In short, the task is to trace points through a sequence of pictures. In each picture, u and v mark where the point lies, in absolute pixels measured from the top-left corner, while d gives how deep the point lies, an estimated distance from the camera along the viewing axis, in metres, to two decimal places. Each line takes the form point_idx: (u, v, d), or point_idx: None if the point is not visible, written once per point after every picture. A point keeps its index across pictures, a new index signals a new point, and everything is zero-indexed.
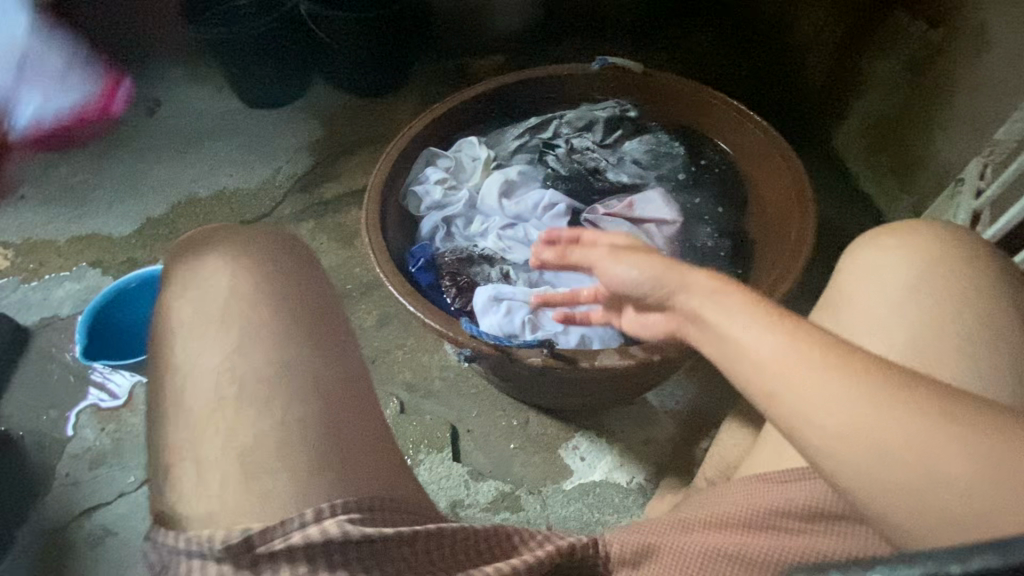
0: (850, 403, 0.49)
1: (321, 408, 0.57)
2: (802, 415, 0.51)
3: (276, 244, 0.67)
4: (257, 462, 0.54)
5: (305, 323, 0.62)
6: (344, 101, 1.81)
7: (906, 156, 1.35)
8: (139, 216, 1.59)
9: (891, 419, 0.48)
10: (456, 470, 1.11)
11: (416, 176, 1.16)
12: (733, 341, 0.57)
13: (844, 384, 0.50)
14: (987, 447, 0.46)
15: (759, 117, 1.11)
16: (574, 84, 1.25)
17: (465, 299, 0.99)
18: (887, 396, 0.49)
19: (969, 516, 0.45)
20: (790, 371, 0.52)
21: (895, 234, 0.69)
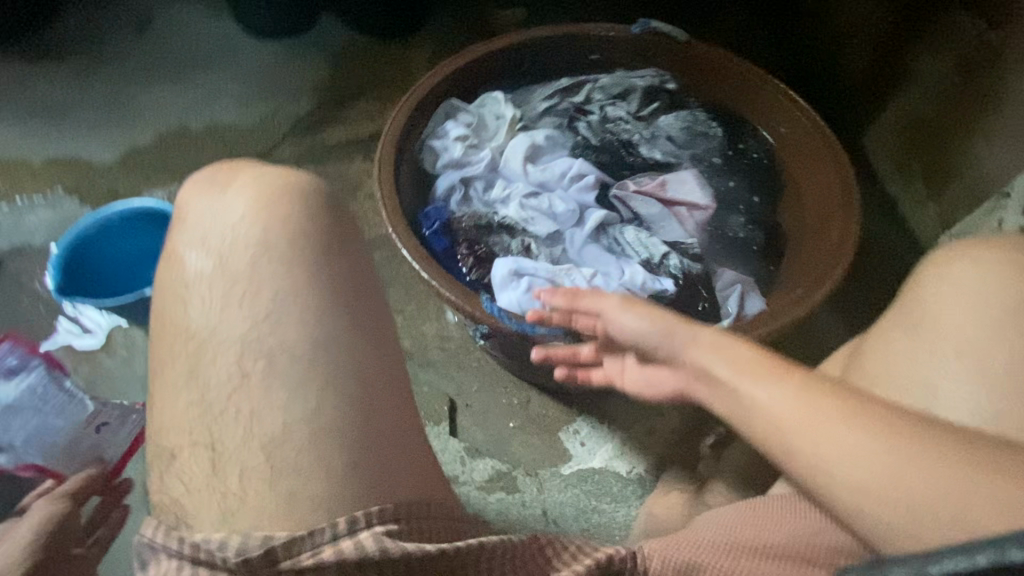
0: (862, 449, 0.51)
1: (359, 396, 0.52)
2: (823, 463, 0.52)
3: (306, 190, 0.59)
4: (285, 458, 0.50)
5: (343, 293, 0.56)
6: (354, 39, 1.67)
7: (941, 161, 1.28)
8: (123, 144, 1.47)
9: (914, 462, 0.49)
10: (452, 445, 1.07)
11: (434, 129, 1.07)
12: (744, 396, 0.57)
13: (861, 430, 0.51)
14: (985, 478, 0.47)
15: (807, 105, 1.04)
16: (611, 47, 1.16)
17: (482, 270, 0.92)
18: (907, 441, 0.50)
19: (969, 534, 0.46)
20: (795, 421, 0.54)
21: (983, 251, 0.67)
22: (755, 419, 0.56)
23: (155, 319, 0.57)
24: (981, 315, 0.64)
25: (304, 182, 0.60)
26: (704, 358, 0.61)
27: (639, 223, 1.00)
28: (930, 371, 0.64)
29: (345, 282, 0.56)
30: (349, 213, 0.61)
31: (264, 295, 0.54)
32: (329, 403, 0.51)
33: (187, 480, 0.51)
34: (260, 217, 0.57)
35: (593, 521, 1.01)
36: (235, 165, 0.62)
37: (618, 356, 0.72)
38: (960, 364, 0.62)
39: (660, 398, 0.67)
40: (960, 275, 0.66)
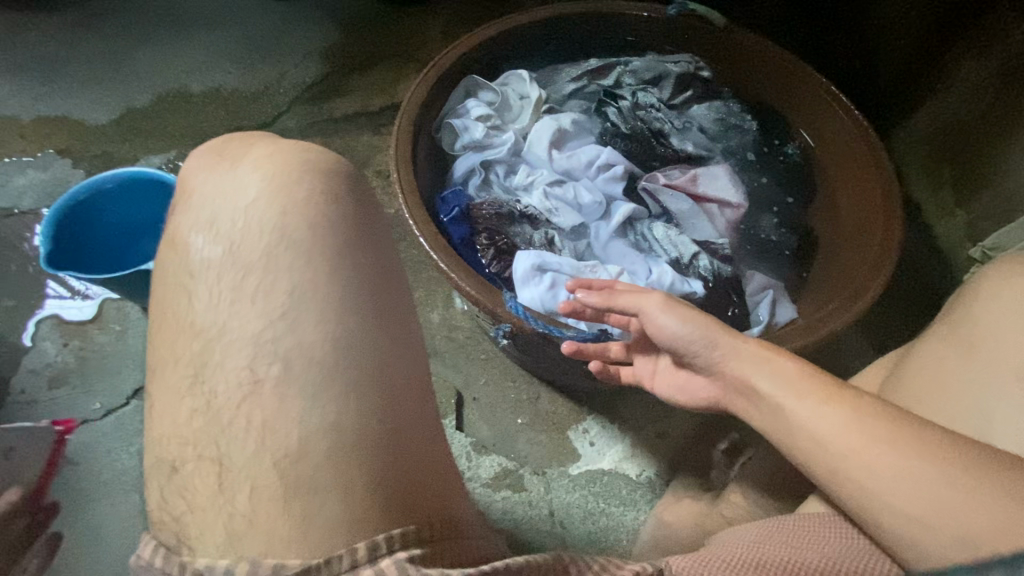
0: (914, 475, 0.50)
1: (383, 406, 0.48)
2: (878, 474, 0.51)
3: (326, 171, 0.54)
4: (299, 477, 0.46)
5: (366, 289, 0.51)
6: (366, 5, 1.58)
7: (975, 169, 1.24)
8: (119, 105, 1.39)
9: (975, 478, 0.48)
10: (457, 440, 1.03)
11: (454, 107, 1.01)
12: (790, 415, 0.57)
13: (909, 458, 0.50)
14: None
15: (850, 101, 0.98)
16: (644, 28, 1.09)
17: (502, 263, 0.87)
18: (954, 474, 0.49)
19: None
20: (842, 441, 0.53)
21: None
22: (801, 438, 0.56)
23: (158, 308, 0.53)
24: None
25: (324, 162, 0.55)
26: (746, 372, 0.61)
27: (668, 218, 0.95)
28: (991, 400, 0.60)
29: (370, 278, 0.51)
30: (371, 198, 0.56)
31: (279, 290, 0.50)
32: (350, 414, 0.47)
33: (191, 499, 0.47)
34: (275, 201, 0.52)
35: (601, 524, 0.98)
36: (247, 140, 0.57)
37: (651, 357, 0.72)
38: (1018, 383, 0.59)
39: (702, 392, 0.67)
40: (1007, 293, 0.63)
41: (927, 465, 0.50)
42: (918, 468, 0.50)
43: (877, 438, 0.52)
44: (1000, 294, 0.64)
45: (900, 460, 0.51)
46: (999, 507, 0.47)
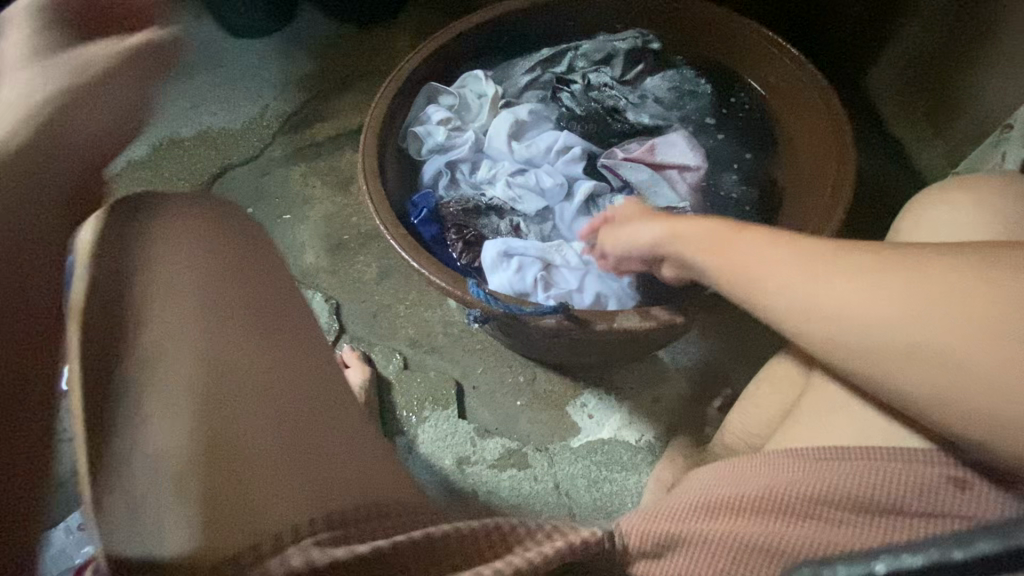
0: (842, 288, 0.51)
1: (283, 404, 0.58)
2: (806, 295, 0.53)
3: (210, 225, 0.64)
4: (203, 472, 0.51)
5: (239, 310, 0.61)
6: (336, 30, 1.66)
7: (944, 100, 1.23)
8: (120, 158, 1.50)
9: (898, 274, 0.49)
10: (461, 427, 1.08)
11: (417, 115, 1.07)
12: (724, 261, 0.61)
13: (830, 271, 0.52)
14: (976, 284, 0.46)
15: (797, 52, 0.99)
16: (593, 11, 1.14)
17: (472, 254, 0.93)
18: (908, 282, 0.48)
19: (968, 349, 0.45)
20: (769, 274, 0.56)
21: (963, 189, 0.61)
22: (737, 284, 0.60)
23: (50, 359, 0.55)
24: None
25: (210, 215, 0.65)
26: (686, 237, 0.66)
27: (630, 190, 0.99)
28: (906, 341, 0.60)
29: (261, 307, 0.63)
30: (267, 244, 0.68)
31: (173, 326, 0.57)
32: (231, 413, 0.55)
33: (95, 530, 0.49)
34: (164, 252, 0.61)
35: (605, 490, 1.02)
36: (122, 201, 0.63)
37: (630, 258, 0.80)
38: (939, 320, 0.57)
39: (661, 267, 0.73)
40: (924, 225, 0.62)
41: (848, 279, 0.51)
42: (840, 282, 0.51)
43: (798, 268, 0.54)
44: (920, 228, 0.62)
45: (826, 280, 0.52)
46: (924, 290, 0.47)
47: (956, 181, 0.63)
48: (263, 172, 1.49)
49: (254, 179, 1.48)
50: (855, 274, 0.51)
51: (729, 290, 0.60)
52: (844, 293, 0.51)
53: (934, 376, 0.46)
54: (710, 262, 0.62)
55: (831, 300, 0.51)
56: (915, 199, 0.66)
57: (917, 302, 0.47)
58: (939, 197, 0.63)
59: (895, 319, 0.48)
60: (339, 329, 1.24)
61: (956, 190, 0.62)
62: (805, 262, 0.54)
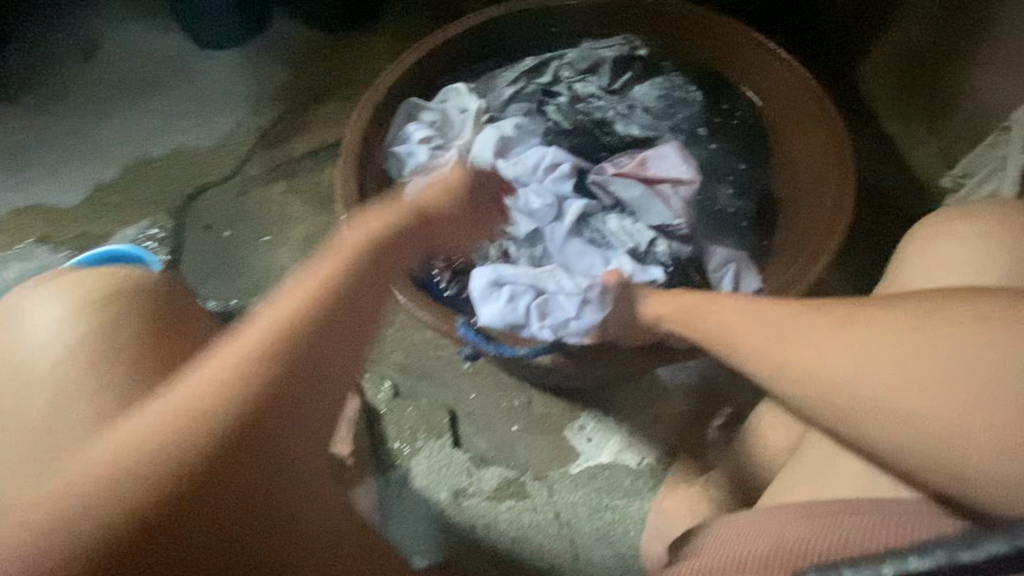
0: (846, 351, 0.47)
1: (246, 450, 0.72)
2: (811, 359, 0.48)
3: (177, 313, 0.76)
4: None
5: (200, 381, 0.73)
6: (311, 38, 1.59)
7: (937, 97, 1.19)
8: (88, 182, 1.43)
9: (904, 335, 0.45)
10: (457, 458, 1.05)
11: (397, 133, 1.02)
12: (716, 324, 0.56)
13: (829, 333, 0.48)
14: (984, 345, 0.43)
15: (792, 59, 0.96)
16: (577, 17, 1.09)
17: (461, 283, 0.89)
18: (913, 343, 0.45)
19: (987, 416, 0.42)
20: (764, 340, 0.51)
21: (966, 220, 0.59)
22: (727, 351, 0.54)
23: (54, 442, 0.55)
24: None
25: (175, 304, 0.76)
26: (676, 304, 0.62)
27: (621, 208, 0.95)
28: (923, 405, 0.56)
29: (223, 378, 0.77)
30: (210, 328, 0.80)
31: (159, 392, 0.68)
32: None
33: None
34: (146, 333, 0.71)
35: (607, 519, 0.99)
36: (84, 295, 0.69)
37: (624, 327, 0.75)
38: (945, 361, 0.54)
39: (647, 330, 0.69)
40: (925, 258, 0.59)
41: (825, 330, 0.48)
42: (817, 336, 0.48)
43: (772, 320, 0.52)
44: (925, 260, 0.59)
45: (804, 331, 0.49)
46: (936, 353, 0.44)
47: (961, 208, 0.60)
48: (240, 191, 1.42)
49: (230, 199, 1.41)
50: (832, 325, 0.48)
51: (703, 338, 0.57)
52: (822, 345, 0.47)
53: (914, 434, 0.44)
54: (677, 311, 0.62)
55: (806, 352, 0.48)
56: (917, 228, 0.63)
57: (929, 366, 0.44)
58: (945, 228, 0.59)
59: (874, 376, 0.45)
60: None
61: (960, 221, 0.59)
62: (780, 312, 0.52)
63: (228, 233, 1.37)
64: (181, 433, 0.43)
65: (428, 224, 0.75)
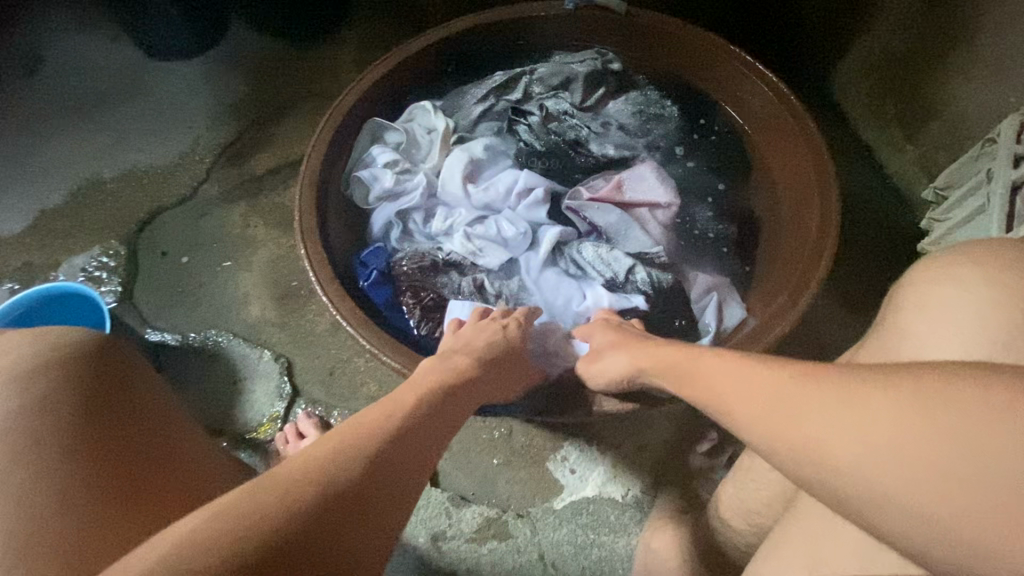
0: (839, 431, 0.43)
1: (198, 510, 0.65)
2: (804, 442, 0.45)
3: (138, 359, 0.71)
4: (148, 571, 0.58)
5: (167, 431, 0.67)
6: (270, 47, 1.50)
7: (916, 105, 1.15)
8: (33, 208, 1.34)
9: (903, 418, 0.41)
10: (435, 498, 0.99)
11: (360, 157, 0.96)
12: (711, 384, 0.54)
13: (821, 410, 0.45)
14: (998, 436, 0.38)
15: (772, 75, 0.92)
16: (548, 29, 1.04)
17: (431, 321, 0.85)
18: (912, 425, 0.41)
19: (998, 520, 0.37)
20: (758, 410, 0.49)
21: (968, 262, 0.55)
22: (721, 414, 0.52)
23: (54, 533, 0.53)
24: (960, 354, 0.52)
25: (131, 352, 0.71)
26: (672, 356, 0.60)
27: (598, 234, 0.91)
28: None
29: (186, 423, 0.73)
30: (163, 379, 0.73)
31: None
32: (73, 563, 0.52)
33: None
34: None
35: (593, 556, 0.95)
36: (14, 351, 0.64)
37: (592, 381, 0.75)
38: None
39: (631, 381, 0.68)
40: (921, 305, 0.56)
41: (826, 404, 0.45)
42: (817, 409, 0.45)
43: (771, 388, 0.49)
44: (923, 306, 0.55)
45: (804, 403, 0.46)
46: (944, 443, 0.40)
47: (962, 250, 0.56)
48: (198, 214, 1.34)
49: (188, 222, 1.33)
50: (835, 399, 0.45)
51: (701, 400, 0.55)
52: (823, 420, 0.44)
53: (921, 526, 0.40)
54: (668, 370, 0.60)
55: (806, 427, 0.45)
56: (913, 269, 0.60)
57: (929, 457, 0.40)
58: (943, 272, 0.56)
59: (879, 459, 0.41)
60: (291, 392, 1.15)
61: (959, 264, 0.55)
62: (781, 380, 0.49)
63: (186, 259, 1.29)
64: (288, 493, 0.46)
65: (479, 381, 0.70)
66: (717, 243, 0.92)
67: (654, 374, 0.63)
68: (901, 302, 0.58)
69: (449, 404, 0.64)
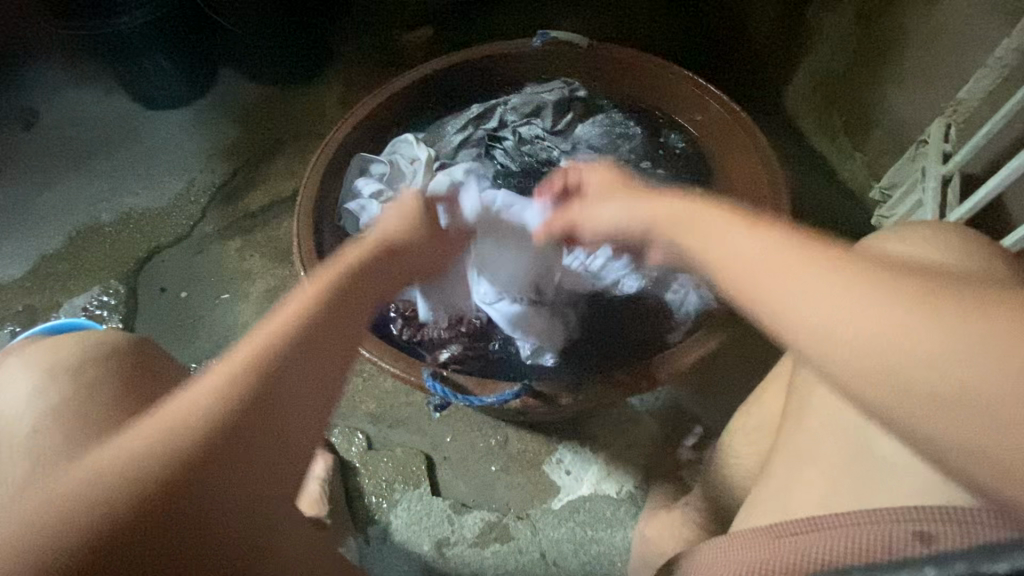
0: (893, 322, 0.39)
1: None
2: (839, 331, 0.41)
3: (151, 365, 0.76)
4: None
5: None
6: (259, 92, 1.58)
7: (858, 114, 1.24)
8: (31, 254, 1.39)
9: (935, 304, 0.39)
10: (436, 506, 1.03)
11: (349, 188, 1.03)
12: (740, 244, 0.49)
13: (854, 291, 0.41)
14: (998, 357, 0.35)
15: (720, 92, 1.04)
16: (518, 65, 1.14)
17: (412, 327, 0.98)
18: (939, 320, 0.38)
19: (1002, 414, 0.35)
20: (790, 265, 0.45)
21: (897, 239, 0.63)
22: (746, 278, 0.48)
23: None
24: None
25: None
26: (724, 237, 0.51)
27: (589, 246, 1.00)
28: None
29: None
30: None
31: None
32: None
33: None
34: None
35: (593, 552, 0.98)
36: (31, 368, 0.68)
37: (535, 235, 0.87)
38: None
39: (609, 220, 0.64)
40: None
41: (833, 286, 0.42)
42: (840, 286, 0.42)
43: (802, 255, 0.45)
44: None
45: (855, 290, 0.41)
46: (975, 334, 0.36)
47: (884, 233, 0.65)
48: (195, 250, 1.39)
49: (185, 259, 1.38)
50: (884, 279, 0.41)
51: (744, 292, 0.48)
52: (854, 291, 0.41)
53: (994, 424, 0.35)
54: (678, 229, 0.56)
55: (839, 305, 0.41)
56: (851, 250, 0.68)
57: (967, 343, 0.36)
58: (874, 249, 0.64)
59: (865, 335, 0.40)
60: None
61: (887, 240, 0.63)
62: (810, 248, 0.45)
63: (185, 293, 1.34)
64: (189, 411, 0.43)
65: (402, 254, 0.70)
66: None
67: (672, 235, 0.57)
68: None
69: (375, 275, 0.64)
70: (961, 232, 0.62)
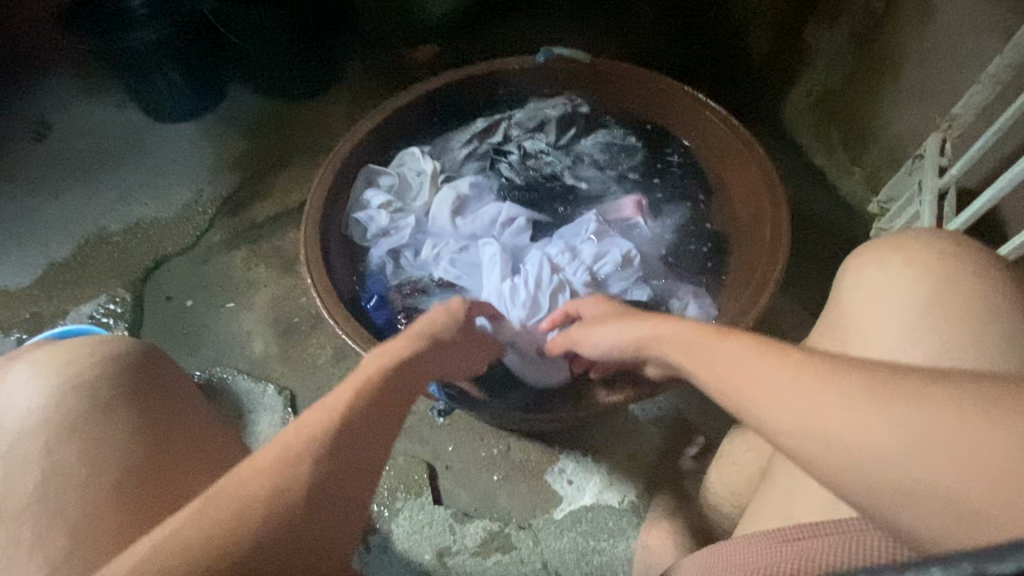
0: (853, 414, 0.43)
1: None
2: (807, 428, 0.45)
3: None
4: None
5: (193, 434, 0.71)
6: (267, 106, 1.61)
7: (855, 130, 1.26)
8: (40, 263, 1.40)
9: (882, 390, 0.43)
10: (438, 515, 1.03)
11: (358, 199, 1.06)
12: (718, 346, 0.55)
13: (812, 391, 0.45)
14: (945, 441, 0.39)
15: (716, 104, 1.05)
16: (522, 80, 1.16)
17: None
18: (892, 407, 0.42)
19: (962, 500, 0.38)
20: (758, 367, 0.50)
21: (894, 248, 0.64)
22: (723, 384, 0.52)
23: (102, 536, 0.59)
24: (901, 330, 0.59)
25: None
26: (698, 344, 0.57)
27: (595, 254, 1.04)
28: None
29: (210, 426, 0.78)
30: None
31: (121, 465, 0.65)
32: None
33: None
34: None
35: (595, 563, 0.98)
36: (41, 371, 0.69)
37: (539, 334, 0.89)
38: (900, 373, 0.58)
39: (608, 339, 0.71)
40: (861, 290, 0.64)
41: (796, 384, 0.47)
42: (799, 384, 0.47)
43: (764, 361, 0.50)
44: (856, 284, 0.64)
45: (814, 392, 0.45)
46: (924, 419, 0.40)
47: (880, 242, 0.67)
48: (201, 260, 1.41)
49: (192, 268, 1.40)
50: (837, 375, 0.46)
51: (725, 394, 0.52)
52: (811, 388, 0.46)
53: (939, 510, 0.38)
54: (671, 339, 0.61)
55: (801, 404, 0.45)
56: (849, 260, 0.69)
57: (919, 430, 0.40)
58: (871, 257, 0.65)
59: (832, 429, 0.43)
60: None
61: (885, 250, 0.65)
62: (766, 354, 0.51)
63: (190, 302, 1.35)
64: (244, 506, 0.45)
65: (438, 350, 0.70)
66: (681, 258, 1.06)
67: (661, 344, 0.63)
68: (843, 284, 0.67)
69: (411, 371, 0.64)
70: (958, 242, 0.64)
